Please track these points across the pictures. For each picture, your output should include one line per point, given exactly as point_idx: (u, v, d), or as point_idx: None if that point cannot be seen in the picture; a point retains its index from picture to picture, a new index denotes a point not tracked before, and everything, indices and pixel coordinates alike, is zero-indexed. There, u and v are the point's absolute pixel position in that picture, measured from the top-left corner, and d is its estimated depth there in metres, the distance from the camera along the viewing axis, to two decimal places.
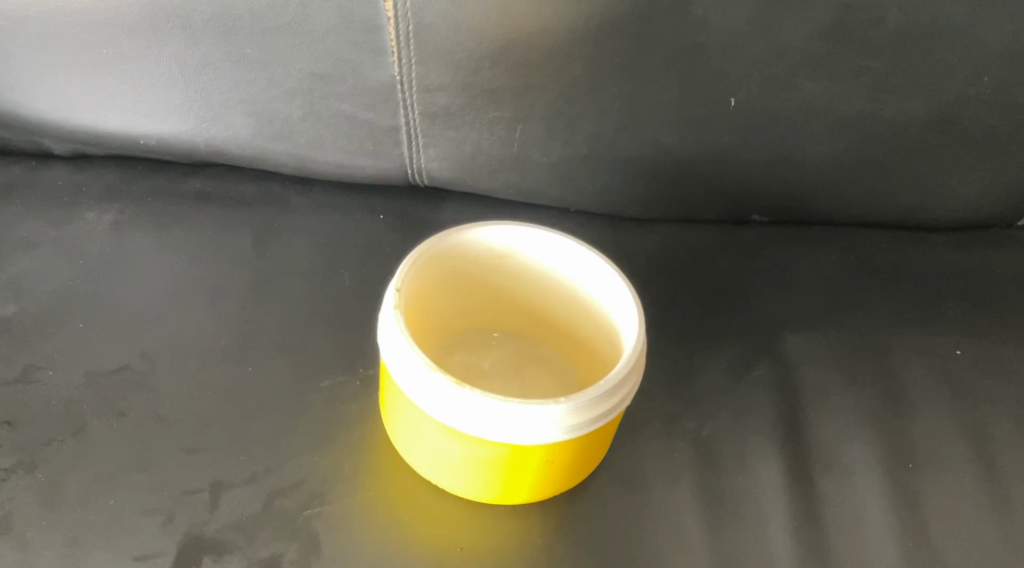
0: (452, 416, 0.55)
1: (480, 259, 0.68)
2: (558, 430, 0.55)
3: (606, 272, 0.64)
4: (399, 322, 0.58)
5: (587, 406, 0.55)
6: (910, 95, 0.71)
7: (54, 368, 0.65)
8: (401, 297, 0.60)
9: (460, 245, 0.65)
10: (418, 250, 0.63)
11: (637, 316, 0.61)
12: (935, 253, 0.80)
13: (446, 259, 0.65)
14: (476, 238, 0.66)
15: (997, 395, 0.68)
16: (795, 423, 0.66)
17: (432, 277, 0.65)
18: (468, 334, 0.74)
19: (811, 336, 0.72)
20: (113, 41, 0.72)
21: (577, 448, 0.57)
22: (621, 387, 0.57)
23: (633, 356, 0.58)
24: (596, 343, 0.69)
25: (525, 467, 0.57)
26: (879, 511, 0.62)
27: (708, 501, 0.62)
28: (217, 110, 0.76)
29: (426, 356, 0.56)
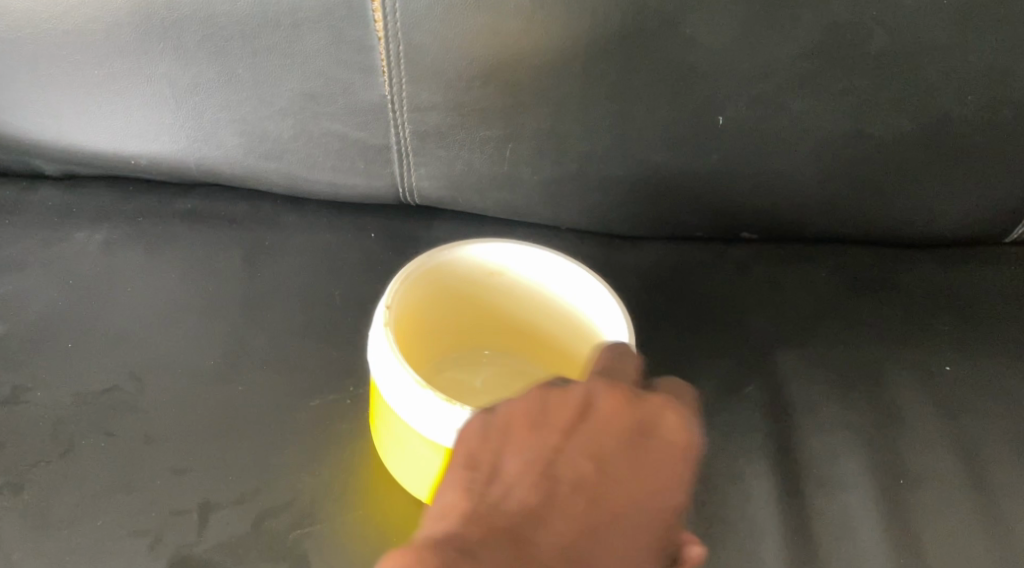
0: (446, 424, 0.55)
1: (471, 276, 0.68)
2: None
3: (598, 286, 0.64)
4: (390, 341, 0.58)
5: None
6: (894, 114, 0.72)
7: (40, 389, 0.65)
8: (391, 315, 0.60)
9: (451, 263, 0.66)
10: (409, 268, 0.63)
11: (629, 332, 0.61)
12: (921, 270, 0.80)
13: (436, 279, 0.66)
14: (466, 256, 0.66)
15: (983, 410, 0.69)
16: (784, 439, 0.67)
17: (423, 295, 0.65)
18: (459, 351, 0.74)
19: (800, 353, 0.73)
20: (104, 61, 0.73)
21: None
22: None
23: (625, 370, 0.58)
24: (586, 360, 0.69)
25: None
26: (871, 528, 0.62)
27: (698, 517, 0.62)
28: (208, 130, 0.77)
29: (414, 373, 0.56)
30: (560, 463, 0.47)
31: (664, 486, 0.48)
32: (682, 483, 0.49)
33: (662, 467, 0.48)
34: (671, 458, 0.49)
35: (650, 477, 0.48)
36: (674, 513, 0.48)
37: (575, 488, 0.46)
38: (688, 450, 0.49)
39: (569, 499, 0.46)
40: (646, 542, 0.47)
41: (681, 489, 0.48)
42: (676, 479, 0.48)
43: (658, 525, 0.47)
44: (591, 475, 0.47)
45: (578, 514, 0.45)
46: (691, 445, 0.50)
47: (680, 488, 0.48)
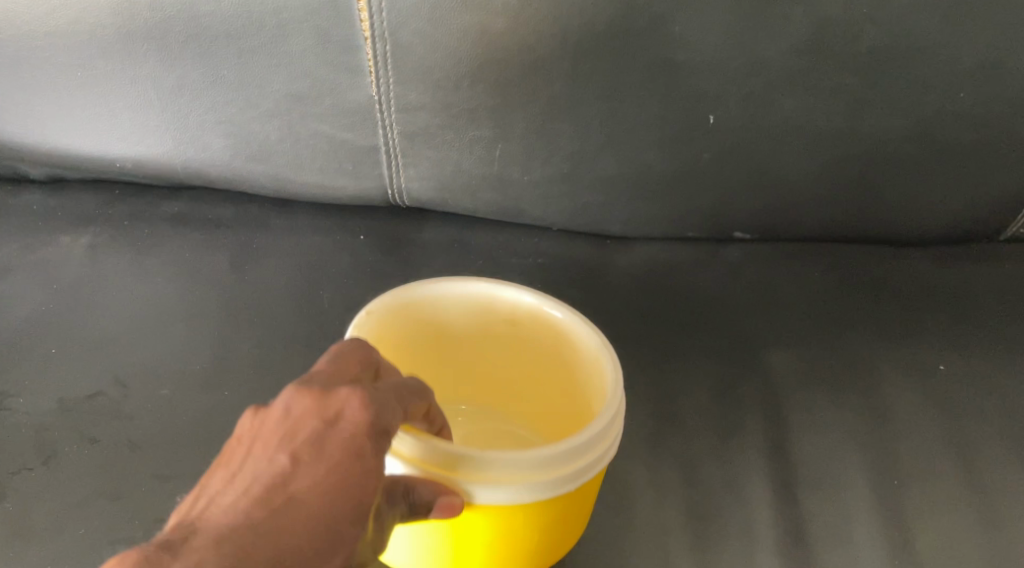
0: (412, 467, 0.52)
1: (449, 317, 0.66)
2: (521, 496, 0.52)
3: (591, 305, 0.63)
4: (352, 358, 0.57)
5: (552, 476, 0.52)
6: (885, 111, 0.71)
7: (24, 395, 0.64)
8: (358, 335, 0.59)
9: (427, 304, 0.64)
10: (383, 303, 0.62)
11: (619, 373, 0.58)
12: (915, 268, 0.79)
13: (414, 311, 0.64)
14: (442, 295, 0.64)
15: (978, 408, 0.68)
16: (778, 440, 0.66)
17: (398, 338, 0.64)
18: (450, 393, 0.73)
19: (794, 353, 0.72)
20: (87, 62, 0.72)
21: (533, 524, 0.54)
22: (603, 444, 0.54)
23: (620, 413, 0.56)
24: (572, 407, 0.66)
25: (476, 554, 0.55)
26: (866, 529, 0.62)
27: (692, 520, 0.62)
28: (194, 132, 0.76)
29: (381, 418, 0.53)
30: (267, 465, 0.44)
31: (311, 461, 0.44)
32: (341, 456, 0.44)
33: (325, 447, 0.44)
34: (352, 442, 0.45)
35: (326, 461, 0.44)
36: (329, 486, 0.43)
37: (256, 488, 0.43)
38: (371, 421, 0.46)
39: (251, 498, 0.42)
40: (339, 515, 0.43)
41: (318, 460, 0.44)
42: (342, 445, 0.45)
43: (348, 498, 0.43)
44: (298, 471, 0.44)
45: (267, 515, 0.42)
46: (372, 419, 0.46)
47: (362, 458, 0.45)
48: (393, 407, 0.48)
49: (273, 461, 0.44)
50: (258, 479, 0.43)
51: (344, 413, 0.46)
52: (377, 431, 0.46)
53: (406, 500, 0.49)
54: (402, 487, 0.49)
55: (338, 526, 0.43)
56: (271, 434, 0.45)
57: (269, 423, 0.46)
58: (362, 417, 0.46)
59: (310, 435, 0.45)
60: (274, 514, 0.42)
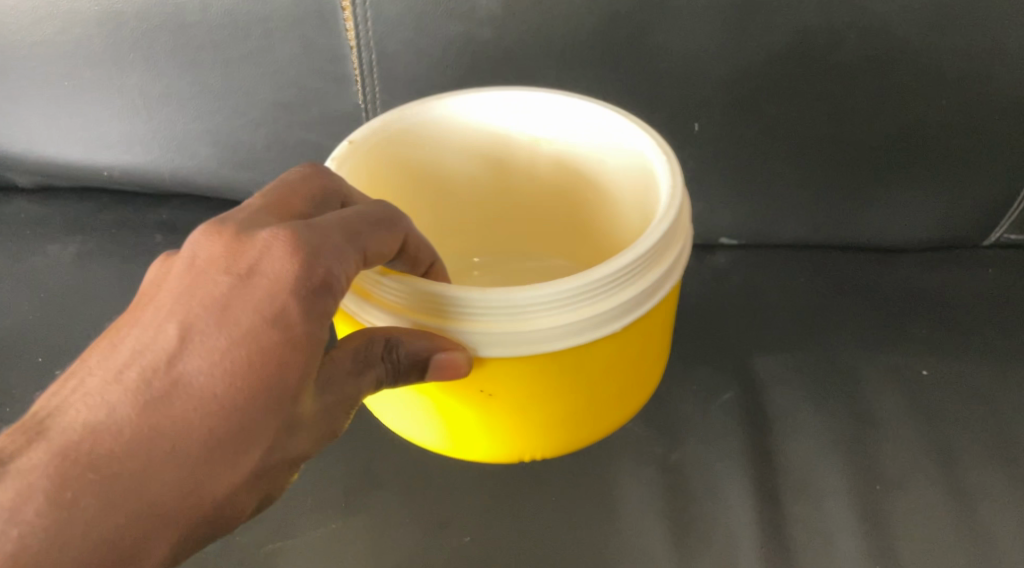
0: (424, 318, 0.52)
1: (465, 126, 0.68)
2: (544, 343, 0.52)
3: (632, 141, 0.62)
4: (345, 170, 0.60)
5: (578, 297, 0.51)
6: (863, 119, 0.73)
7: (9, 404, 0.64)
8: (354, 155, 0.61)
9: (435, 124, 0.67)
10: (385, 140, 0.65)
11: (671, 165, 0.58)
12: (900, 271, 0.78)
13: (423, 130, 0.67)
14: (453, 111, 0.67)
15: (960, 413, 0.67)
16: (761, 445, 0.66)
17: (414, 136, 0.67)
18: (493, 251, 0.80)
19: (777, 359, 0.72)
20: (74, 71, 0.74)
21: (553, 372, 0.54)
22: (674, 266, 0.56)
23: (667, 219, 0.54)
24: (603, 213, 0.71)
25: (502, 413, 0.57)
26: (847, 532, 0.62)
27: (674, 525, 0.62)
28: (182, 140, 0.78)
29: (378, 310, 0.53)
30: (159, 335, 0.42)
31: (218, 330, 0.42)
32: (252, 320, 0.42)
33: (233, 312, 0.42)
34: (263, 298, 0.43)
35: (229, 324, 0.42)
36: (231, 363, 0.41)
37: (148, 360, 0.41)
38: (289, 280, 0.43)
39: (140, 376, 0.41)
40: (239, 394, 0.41)
41: (221, 331, 0.42)
42: (253, 308, 0.42)
43: (251, 365, 0.41)
44: (193, 344, 0.42)
45: (147, 402, 0.40)
46: (291, 279, 0.43)
47: (277, 325, 0.42)
48: (338, 248, 0.46)
49: (162, 332, 0.42)
50: (145, 352, 0.41)
51: (258, 265, 0.44)
52: (297, 288, 0.43)
53: (391, 355, 0.49)
54: (388, 341, 0.49)
55: (237, 412, 0.41)
56: (173, 297, 0.43)
57: (185, 278, 0.44)
58: (281, 274, 0.43)
59: (217, 293, 0.43)
60: (159, 398, 0.40)
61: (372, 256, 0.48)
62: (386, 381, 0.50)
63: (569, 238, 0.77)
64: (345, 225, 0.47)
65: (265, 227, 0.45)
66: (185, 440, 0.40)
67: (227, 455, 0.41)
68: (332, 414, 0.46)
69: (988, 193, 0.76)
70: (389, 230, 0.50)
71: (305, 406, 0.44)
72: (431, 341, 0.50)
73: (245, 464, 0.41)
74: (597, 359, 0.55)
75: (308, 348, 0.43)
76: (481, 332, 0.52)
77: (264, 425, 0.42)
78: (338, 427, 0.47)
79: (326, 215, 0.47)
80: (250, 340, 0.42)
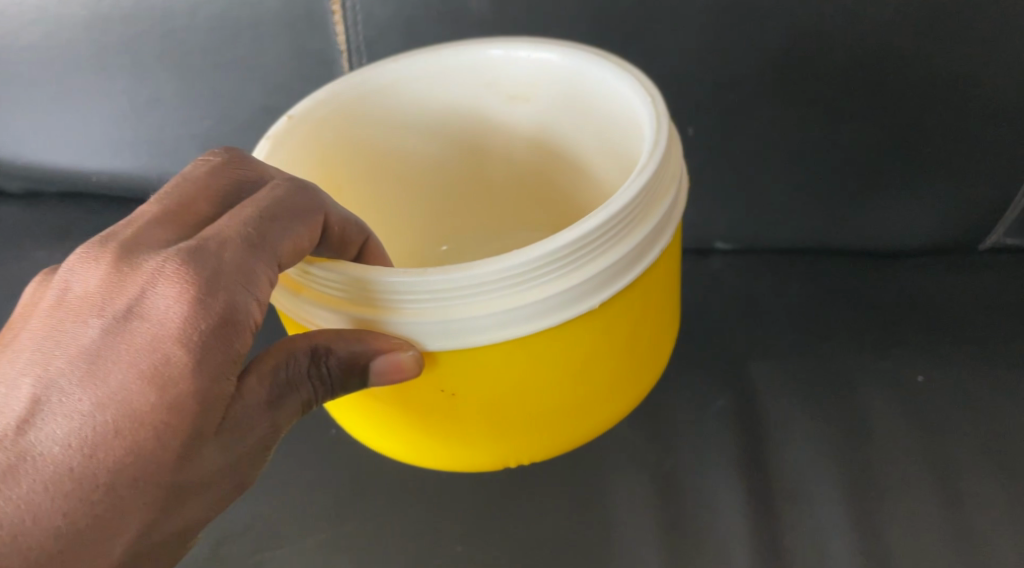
0: (375, 313, 0.48)
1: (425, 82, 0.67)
2: (522, 325, 0.48)
3: (601, 87, 0.61)
4: (269, 144, 0.58)
5: (555, 268, 0.47)
6: (860, 123, 0.73)
7: None
8: (290, 124, 0.60)
9: (394, 85, 0.66)
10: (345, 101, 0.64)
11: (654, 110, 0.55)
12: (898, 277, 0.77)
13: (382, 89, 0.65)
14: (409, 65, 0.65)
15: (956, 420, 0.66)
16: (755, 451, 0.66)
17: (375, 95, 0.65)
18: (464, 231, 0.77)
19: (773, 365, 0.72)
20: (62, 77, 0.76)
21: (527, 363, 0.50)
22: (659, 228, 0.52)
23: (648, 169, 0.50)
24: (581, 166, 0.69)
25: (468, 417, 0.52)
26: (840, 540, 0.61)
27: (665, 532, 0.61)
28: (170, 145, 0.79)
29: (317, 296, 0.50)
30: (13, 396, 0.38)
31: (83, 391, 0.38)
32: (125, 380, 0.39)
33: (103, 368, 0.39)
34: (140, 348, 0.39)
35: (96, 379, 0.38)
36: (95, 432, 0.38)
37: None
38: (170, 329, 0.40)
39: None
40: (101, 470, 0.37)
41: (87, 391, 0.38)
42: (127, 364, 0.39)
43: (119, 425, 0.38)
44: (49, 403, 0.38)
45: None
46: (173, 327, 0.40)
47: (153, 386, 0.39)
48: (244, 267, 0.42)
49: (16, 388, 0.38)
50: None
51: (139, 305, 0.40)
52: (179, 338, 0.40)
53: (320, 367, 0.46)
54: (317, 350, 0.46)
55: (96, 492, 0.37)
56: (34, 349, 0.40)
57: (52, 322, 0.40)
58: (163, 319, 0.40)
59: (86, 341, 0.39)
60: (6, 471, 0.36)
61: (283, 260, 0.45)
62: (315, 396, 0.46)
63: (557, 220, 0.75)
64: (246, 233, 0.43)
65: (153, 251, 0.42)
66: (34, 529, 0.36)
67: (94, 540, 0.37)
68: (236, 465, 0.43)
69: (990, 198, 0.75)
70: (303, 227, 0.46)
71: (198, 467, 0.41)
72: (368, 346, 0.46)
73: (112, 550, 0.38)
74: (580, 343, 0.50)
75: (190, 410, 0.39)
76: (447, 321, 0.47)
77: (132, 504, 0.38)
78: (242, 481, 0.44)
79: (223, 221, 0.44)
80: (117, 398, 0.38)
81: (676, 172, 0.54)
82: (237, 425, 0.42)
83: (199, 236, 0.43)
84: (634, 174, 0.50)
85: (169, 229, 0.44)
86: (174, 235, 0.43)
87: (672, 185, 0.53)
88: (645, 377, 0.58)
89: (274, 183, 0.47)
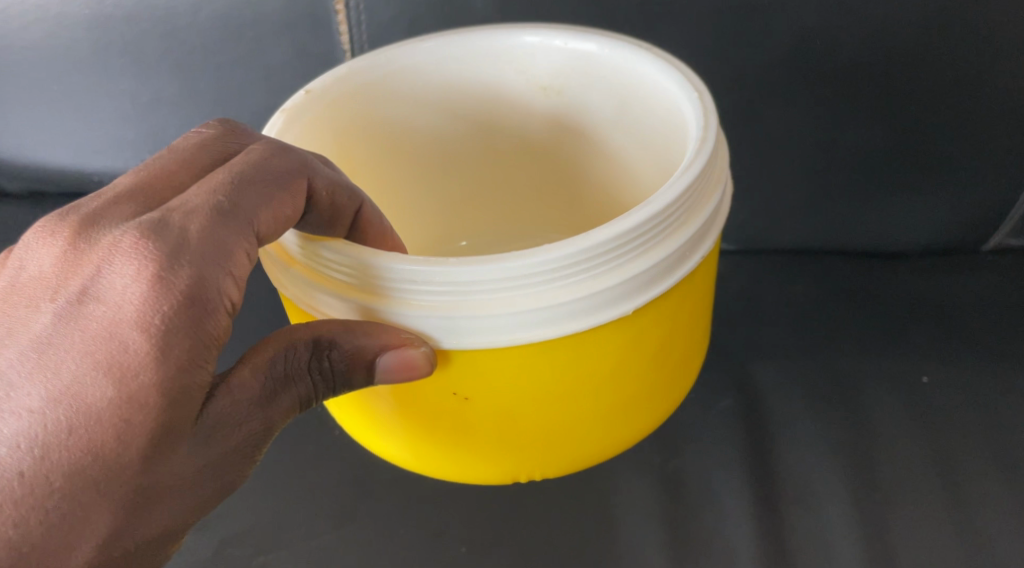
0: (387, 300, 0.46)
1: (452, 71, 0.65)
2: (544, 326, 0.46)
3: (637, 68, 0.59)
4: (284, 116, 0.57)
5: (593, 267, 0.45)
6: (864, 124, 0.73)
7: None
8: (309, 98, 0.59)
9: (419, 70, 0.64)
10: (366, 84, 0.63)
11: (704, 106, 0.53)
12: (901, 277, 0.77)
13: (406, 74, 0.64)
14: (435, 52, 0.64)
15: (961, 421, 0.66)
16: (759, 453, 0.65)
17: (399, 81, 0.64)
18: (479, 225, 0.77)
19: (777, 366, 0.71)
20: (63, 76, 0.76)
21: (553, 367, 0.48)
22: (703, 232, 0.50)
23: (694, 171, 0.47)
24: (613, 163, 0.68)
25: (481, 423, 0.51)
26: (844, 541, 0.60)
27: (669, 532, 0.61)
28: (171, 144, 0.79)
29: (319, 279, 0.48)
30: None
31: (33, 384, 0.37)
32: (79, 370, 0.37)
33: (56, 358, 0.38)
34: (95, 335, 0.38)
35: (48, 369, 0.37)
36: (46, 430, 0.37)
37: None
38: (127, 314, 0.38)
39: None
40: (54, 472, 0.36)
41: (37, 385, 0.37)
42: (81, 354, 0.38)
43: (72, 418, 0.37)
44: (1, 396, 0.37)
45: None
46: (130, 311, 0.38)
47: (109, 378, 0.37)
48: (216, 234, 0.41)
49: None
50: None
51: (96, 290, 0.39)
52: (136, 323, 0.38)
53: (322, 360, 0.44)
54: (321, 342, 0.44)
55: (50, 497, 0.36)
56: None
57: (6, 310, 0.39)
58: (120, 303, 0.39)
59: (40, 330, 0.38)
60: None
61: (262, 228, 0.43)
62: (315, 391, 0.45)
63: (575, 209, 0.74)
64: (217, 202, 0.42)
65: (115, 225, 0.41)
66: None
67: (54, 543, 0.36)
68: (218, 466, 0.42)
69: (993, 198, 0.75)
70: (283, 195, 0.45)
71: (169, 467, 0.39)
72: (375, 340, 0.44)
73: (76, 556, 0.37)
74: (610, 348, 0.48)
75: (150, 404, 0.38)
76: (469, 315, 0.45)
77: (95, 510, 0.37)
78: (228, 482, 0.42)
79: (193, 191, 0.42)
80: (71, 390, 0.37)
81: (723, 177, 0.52)
82: (226, 421, 0.41)
83: (165, 207, 0.41)
84: (683, 171, 0.48)
85: (136, 204, 0.42)
86: (141, 207, 0.42)
87: (717, 189, 0.51)
88: (675, 382, 0.56)
89: (251, 149, 0.46)
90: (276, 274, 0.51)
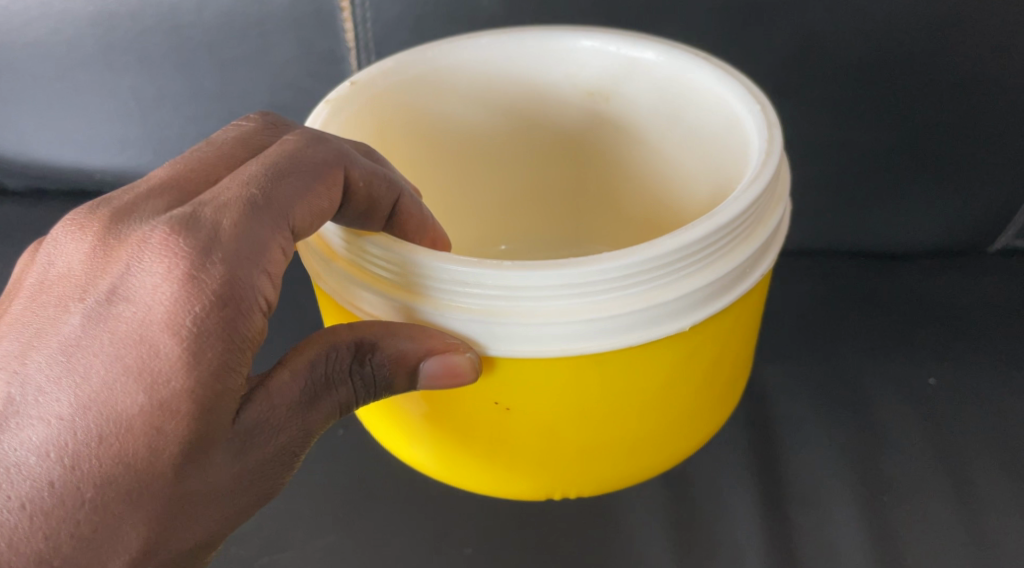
0: (440, 304, 0.45)
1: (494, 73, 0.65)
2: (609, 335, 0.45)
3: (686, 79, 0.59)
4: (331, 108, 0.56)
5: (649, 280, 0.44)
6: (871, 124, 0.72)
7: None
8: (354, 91, 0.58)
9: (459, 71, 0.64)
10: (403, 82, 0.62)
11: (764, 120, 0.52)
12: (908, 278, 0.77)
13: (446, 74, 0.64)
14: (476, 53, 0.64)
15: (968, 422, 0.65)
16: (766, 454, 0.65)
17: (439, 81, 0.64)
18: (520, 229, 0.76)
19: (783, 366, 0.71)
20: (66, 72, 0.76)
21: (600, 381, 0.47)
22: (760, 252, 0.49)
23: (759, 187, 0.47)
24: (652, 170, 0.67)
25: (519, 436, 0.50)
26: (852, 541, 0.60)
27: (676, 534, 0.61)
28: (174, 141, 0.79)
29: (359, 274, 0.48)
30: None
31: (62, 389, 0.37)
32: (111, 374, 0.37)
33: (87, 359, 0.37)
34: (126, 336, 0.37)
35: (78, 373, 0.37)
36: (75, 438, 0.36)
37: None
38: (159, 315, 0.38)
39: None
40: (85, 482, 0.36)
41: (66, 391, 0.37)
42: (112, 357, 0.37)
43: (104, 424, 0.36)
44: (30, 400, 0.36)
45: None
46: (161, 311, 0.38)
47: (140, 383, 0.37)
48: (252, 229, 0.40)
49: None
50: None
51: (128, 290, 0.38)
52: (166, 326, 0.38)
53: (364, 364, 0.44)
54: (363, 346, 0.44)
55: (80, 507, 0.36)
56: (14, 339, 0.38)
57: (37, 308, 0.39)
58: (150, 304, 0.38)
59: (70, 331, 0.38)
60: None
61: (298, 223, 0.43)
62: (355, 396, 0.45)
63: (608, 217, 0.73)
64: (250, 195, 0.41)
65: (146, 220, 0.40)
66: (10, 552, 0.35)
67: (90, 554, 0.36)
68: (255, 475, 0.41)
69: (998, 199, 0.75)
70: (318, 187, 0.44)
71: (207, 477, 0.39)
72: (420, 345, 0.44)
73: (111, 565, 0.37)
74: (659, 363, 0.48)
75: (183, 411, 0.37)
76: (532, 323, 0.44)
77: (129, 522, 0.37)
78: (267, 490, 0.42)
79: (226, 183, 0.42)
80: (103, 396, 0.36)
81: (783, 196, 0.52)
82: (263, 426, 0.41)
83: (196, 202, 0.41)
84: (745, 186, 0.47)
85: (166, 200, 0.42)
86: (174, 201, 0.42)
87: (776, 210, 0.50)
88: (719, 396, 0.55)
89: (286, 138, 0.46)
90: (314, 267, 0.51)
